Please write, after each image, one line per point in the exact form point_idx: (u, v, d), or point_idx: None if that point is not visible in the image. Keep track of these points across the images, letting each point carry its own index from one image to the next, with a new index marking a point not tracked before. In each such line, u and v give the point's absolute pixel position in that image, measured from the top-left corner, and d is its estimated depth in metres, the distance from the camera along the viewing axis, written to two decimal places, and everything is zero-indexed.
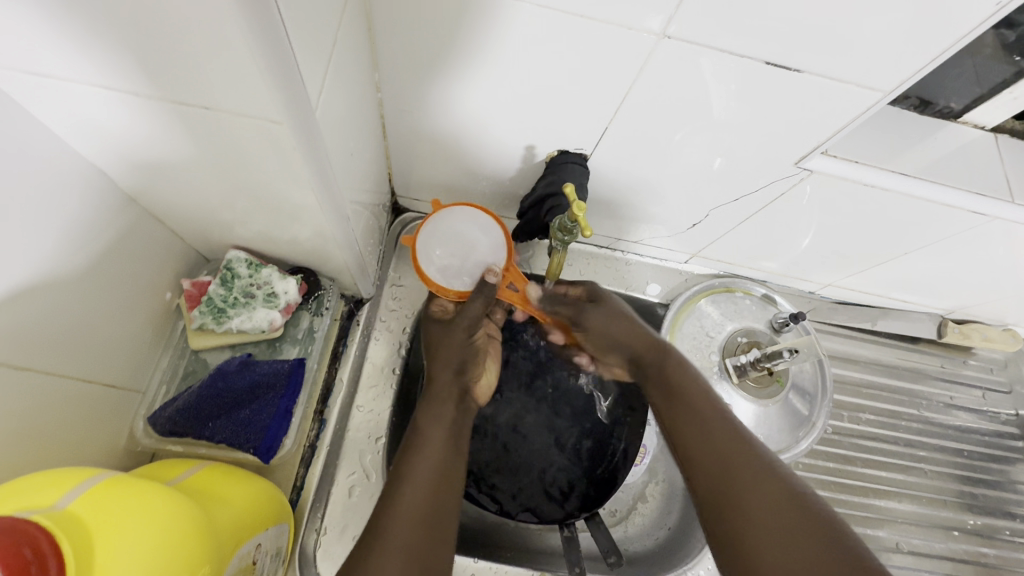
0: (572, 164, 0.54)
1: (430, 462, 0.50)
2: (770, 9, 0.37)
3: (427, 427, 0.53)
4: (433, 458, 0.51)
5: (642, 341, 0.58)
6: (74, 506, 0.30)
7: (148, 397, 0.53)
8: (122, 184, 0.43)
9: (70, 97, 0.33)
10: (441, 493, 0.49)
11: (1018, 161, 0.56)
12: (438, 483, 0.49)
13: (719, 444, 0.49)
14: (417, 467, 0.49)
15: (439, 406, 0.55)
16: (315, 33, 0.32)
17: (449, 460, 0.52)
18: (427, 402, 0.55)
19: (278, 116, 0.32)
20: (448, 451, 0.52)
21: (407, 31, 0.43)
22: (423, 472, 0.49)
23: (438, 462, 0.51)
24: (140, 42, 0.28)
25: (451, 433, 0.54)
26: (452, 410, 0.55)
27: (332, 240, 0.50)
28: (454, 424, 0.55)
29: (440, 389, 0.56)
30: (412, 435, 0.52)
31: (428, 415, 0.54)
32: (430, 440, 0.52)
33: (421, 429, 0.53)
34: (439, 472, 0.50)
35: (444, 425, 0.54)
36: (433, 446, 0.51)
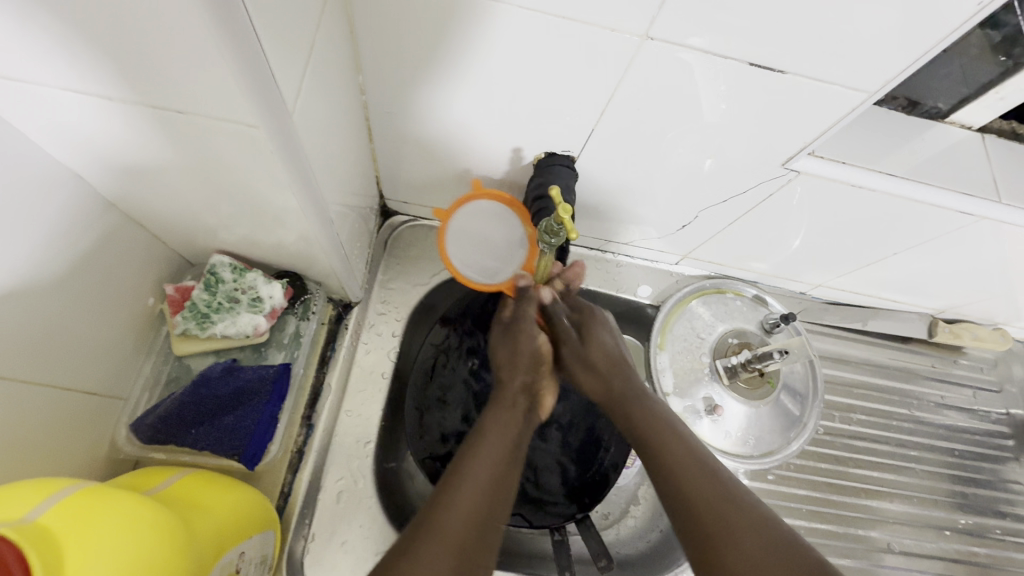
0: (560, 167, 0.54)
1: (491, 461, 0.48)
2: (754, 11, 0.37)
3: (493, 428, 0.51)
4: (499, 459, 0.49)
5: (618, 367, 0.58)
6: (43, 518, 0.29)
7: (131, 404, 0.52)
8: (101, 188, 0.43)
9: (43, 102, 0.33)
10: (500, 496, 0.47)
11: (1005, 161, 0.56)
12: (498, 486, 0.47)
13: (682, 459, 0.49)
14: (473, 466, 0.47)
15: (509, 411, 0.53)
16: (291, 36, 0.32)
17: (512, 464, 0.50)
18: (495, 405, 0.53)
19: (254, 120, 0.32)
20: (512, 459, 0.50)
21: (389, 33, 0.43)
22: (482, 473, 0.47)
23: (499, 464, 0.48)
24: (112, 45, 0.28)
25: (517, 440, 0.52)
26: (520, 417, 0.53)
27: (317, 244, 0.49)
28: (520, 432, 0.52)
29: (508, 395, 0.55)
30: (476, 434, 0.50)
31: (496, 419, 0.52)
32: (494, 444, 0.49)
33: (485, 430, 0.51)
34: (501, 476, 0.48)
35: (508, 432, 0.51)
36: (499, 447, 0.49)
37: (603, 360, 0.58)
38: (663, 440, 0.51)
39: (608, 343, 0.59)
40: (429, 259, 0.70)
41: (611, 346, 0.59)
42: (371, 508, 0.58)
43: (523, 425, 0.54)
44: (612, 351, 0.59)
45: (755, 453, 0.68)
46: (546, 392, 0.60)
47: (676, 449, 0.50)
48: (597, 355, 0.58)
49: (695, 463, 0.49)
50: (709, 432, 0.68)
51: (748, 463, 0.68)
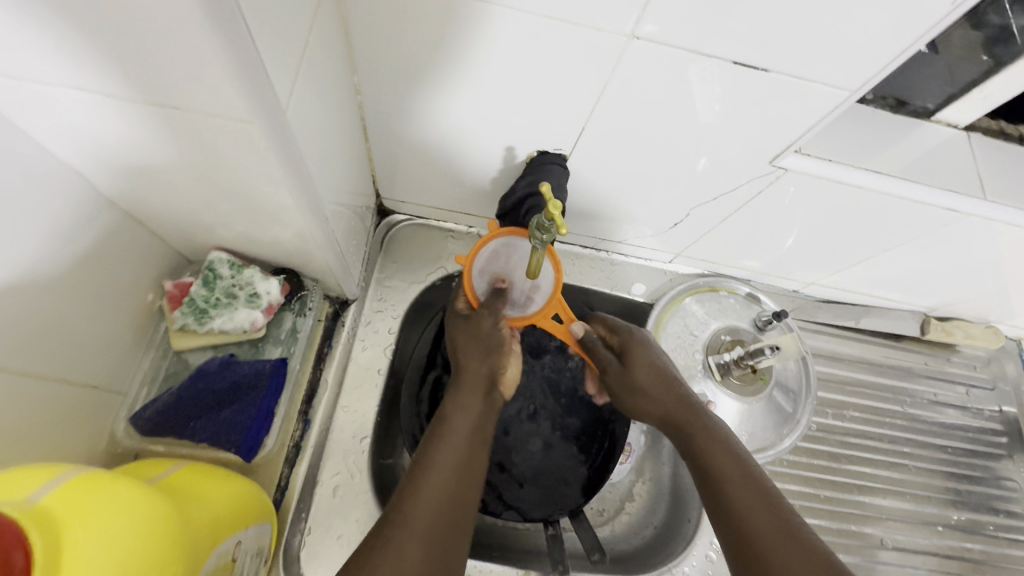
0: (552, 165, 0.55)
1: (452, 451, 0.49)
2: (736, 11, 0.38)
3: (453, 415, 0.52)
4: (457, 445, 0.49)
5: (664, 387, 0.57)
6: (45, 500, 0.30)
7: (130, 398, 0.53)
8: (101, 185, 0.43)
9: (45, 99, 0.34)
10: (462, 480, 0.48)
11: (991, 159, 0.57)
12: (459, 471, 0.48)
13: (735, 478, 0.48)
14: (439, 453, 0.48)
15: (467, 395, 0.53)
16: (285, 36, 0.33)
17: (472, 446, 0.50)
18: (455, 391, 0.54)
19: (249, 116, 0.33)
20: (472, 442, 0.51)
21: (382, 33, 0.44)
22: (444, 460, 0.48)
23: (464, 448, 0.50)
24: (112, 43, 0.29)
25: (477, 424, 0.52)
26: (479, 400, 0.54)
27: (313, 241, 0.50)
28: (481, 415, 0.53)
29: (468, 380, 0.55)
30: (437, 423, 0.52)
31: (457, 406, 0.53)
32: (456, 430, 0.51)
33: (446, 419, 0.52)
34: (463, 462, 0.49)
35: (469, 416, 0.52)
36: (457, 433, 0.50)
37: (647, 382, 0.58)
38: (711, 459, 0.50)
39: (647, 361, 0.59)
40: (425, 258, 0.71)
41: (650, 364, 0.58)
42: (367, 502, 0.59)
43: (484, 407, 0.54)
44: (653, 369, 0.58)
45: (748, 449, 0.69)
46: (509, 366, 0.59)
47: (725, 467, 0.49)
48: (642, 378, 0.57)
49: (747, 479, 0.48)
50: None
51: None
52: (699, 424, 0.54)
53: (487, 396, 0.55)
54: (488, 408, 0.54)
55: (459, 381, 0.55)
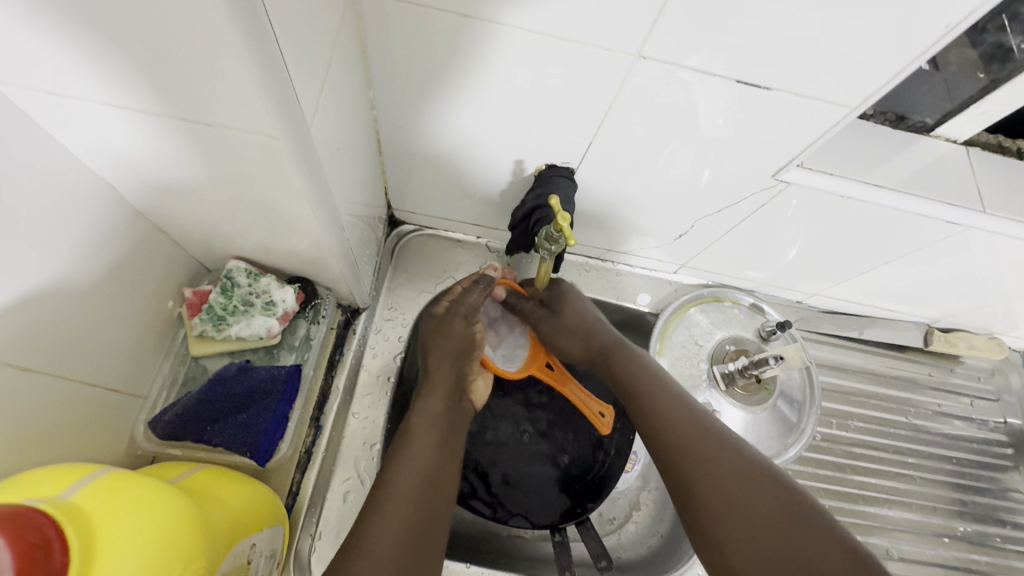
0: (559, 178, 0.56)
1: (415, 466, 0.48)
2: (740, 28, 0.39)
3: (418, 428, 0.52)
4: (422, 458, 0.49)
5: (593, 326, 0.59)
6: (76, 497, 0.31)
7: (149, 402, 0.55)
8: (130, 197, 0.45)
9: (85, 115, 0.36)
10: (427, 498, 0.47)
11: (990, 173, 0.58)
12: (421, 490, 0.47)
13: (683, 425, 0.49)
14: (401, 469, 0.48)
15: (434, 410, 0.54)
16: (309, 55, 0.35)
17: (437, 464, 0.50)
18: (421, 399, 0.54)
19: (276, 132, 0.35)
20: (438, 456, 0.50)
21: (400, 54, 0.46)
22: (408, 476, 0.48)
23: (429, 462, 0.49)
24: (152, 63, 0.31)
25: (443, 437, 0.52)
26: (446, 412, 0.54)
27: (328, 250, 0.52)
28: (446, 422, 0.53)
29: (433, 389, 0.55)
30: (400, 438, 0.51)
31: (420, 417, 0.53)
32: (420, 442, 0.50)
33: (410, 433, 0.51)
34: (428, 479, 0.48)
35: (434, 424, 0.52)
36: (421, 451, 0.50)
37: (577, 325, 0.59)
38: (660, 407, 0.51)
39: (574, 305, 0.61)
40: (435, 267, 0.73)
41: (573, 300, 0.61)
42: None
43: (451, 421, 0.54)
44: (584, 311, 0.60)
45: None
46: (479, 377, 0.61)
47: (678, 419, 0.49)
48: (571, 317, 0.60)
49: (699, 434, 0.48)
50: None
51: None
52: (642, 371, 0.54)
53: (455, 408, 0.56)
54: (454, 421, 0.55)
55: (427, 395, 0.55)
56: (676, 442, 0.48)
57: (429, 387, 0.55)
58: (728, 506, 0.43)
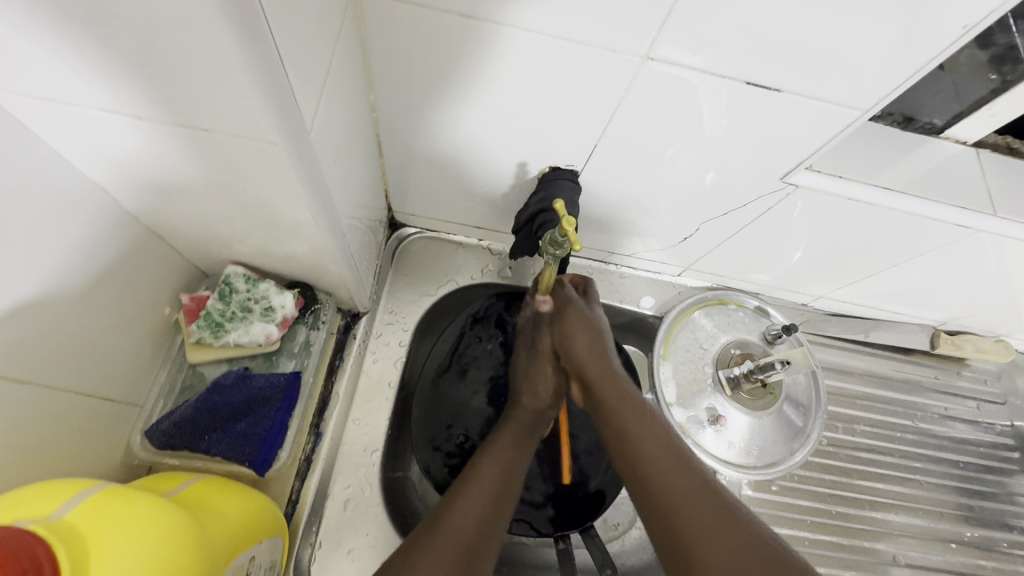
0: (563, 181, 0.55)
1: (492, 479, 0.49)
2: (751, 27, 0.38)
3: (498, 444, 0.52)
4: (501, 476, 0.49)
5: (601, 374, 0.54)
6: (70, 516, 0.30)
7: (146, 411, 0.54)
8: (124, 203, 0.44)
9: (78, 120, 0.35)
10: (498, 510, 0.47)
11: (1000, 175, 0.57)
12: (495, 500, 0.48)
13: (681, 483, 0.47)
14: (479, 478, 0.49)
15: (515, 436, 0.53)
16: (309, 59, 0.34)
17: (511, 484, 0.50)
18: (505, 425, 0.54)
19: (274, 137, 0.33)
20: (514, 476, 0.50)
21: (401, 55, 0.45)
22: (485, 485, 0.48)
23: (504, 480, 0.49)
24: (147, 66, 0.30)
25: (517, 461, 0.52)
26: (523, 437, 0.54)
27: (328, 255, 0.51)
28: (525, 452, 0.53)
29: (515, 420, 0.55)
30: (478, 454, 0.52)
31: (503, 438, 0.53)
32: (498, 460, 0.51)
33: (491, 448, 0.52)
34: (500, 494, 0.48)
35: (513, 447, 0.52)
36: (497, 467, 0.50)
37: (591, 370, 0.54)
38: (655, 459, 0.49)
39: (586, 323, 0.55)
40: (436, 270, 0.72)
41: (597, 339, 0.55)
42: (377, 516, 0.59)
43: (527, 450, 0.54)
44: (592, 345, 0.55)
45: (759, 464, 0.68)
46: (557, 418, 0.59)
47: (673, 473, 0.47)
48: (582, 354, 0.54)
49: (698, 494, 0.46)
50: (713, 443, 0.68)
51: (753, 474, 0.67)
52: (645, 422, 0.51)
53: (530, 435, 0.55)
54: (529, 450, 0.54)
55: (508, 422, 0.55)
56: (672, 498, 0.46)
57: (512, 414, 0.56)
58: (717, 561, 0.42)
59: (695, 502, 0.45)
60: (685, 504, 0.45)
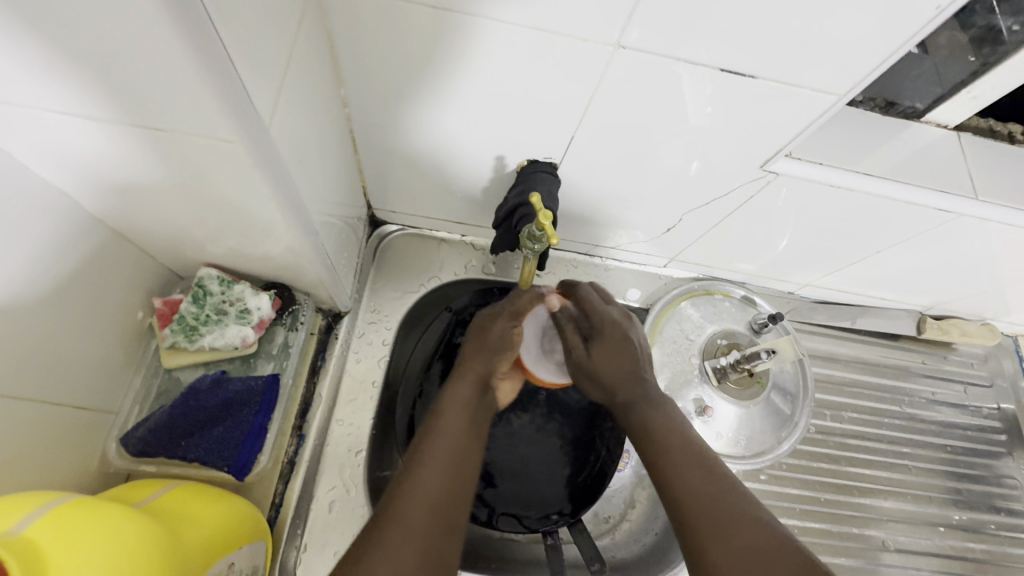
0: (540, 174, 0.54)
1: (447, 448, 0.47)
2: (722, 11, 0.37)
3: (448, 408, 0.51)
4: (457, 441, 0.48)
5: (627, 380, 0.54)
6: (30, 531, 0.29)
7: (121, 418, 0.53)
8: (89, 207, 0.43)
9: (26, 122, 0.34)
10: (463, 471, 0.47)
11: (981, 158, 0.57)
12: (454, 469, 0.47)
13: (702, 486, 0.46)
14: (435, 450, 0.47)
15: (469, 395, 0.52)
16: (265, 53, 0.32)
17: (472, 445, 0.49)
18: (452, 385, 0.52)
19: (232, 136, 0.33)
20: (468, 440, 0.49)
21: (368, 48, 0.44)
22: (440, 455, 0.47)
23: (458, 446, 0.48)
24: (92, 65, 0.29)
25: (472, 424, 0.51)
26: (474, 395, 0.52)
27: (303, 254, 0.50)
28: (476, 410, 0.52)
29: (466, 373, 0.53)
30: (431, 420, 0.50)
31: (452, 401, 0.51)
32: (450, 425, 0.49)
33: (441, 414, 0.50)
34: (458, 462, 0.47)
35: (465, 410, 0.51)
36: (454, 431, 0.49)
37: (614, 374, 0.54)
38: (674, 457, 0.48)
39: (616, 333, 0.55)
40: (418, 267, 0.71)
41: (620, 344, 0.55)
42: (363, 517, 0.58)
43: (483, 407, 0.53)
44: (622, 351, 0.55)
45: (746, 453, 0.68)
46: (511, 378, 0.56)
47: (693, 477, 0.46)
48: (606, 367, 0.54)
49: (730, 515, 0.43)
50: (701, 433, 0.68)
51: (741, 463, 0.68)
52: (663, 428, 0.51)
53: (484, 391, 0.53)
54: (484, 407, 0.53)
55: (460, 379, 0.53)
56: (706, 522, 0.43)
57: (462, 370, 0.54)
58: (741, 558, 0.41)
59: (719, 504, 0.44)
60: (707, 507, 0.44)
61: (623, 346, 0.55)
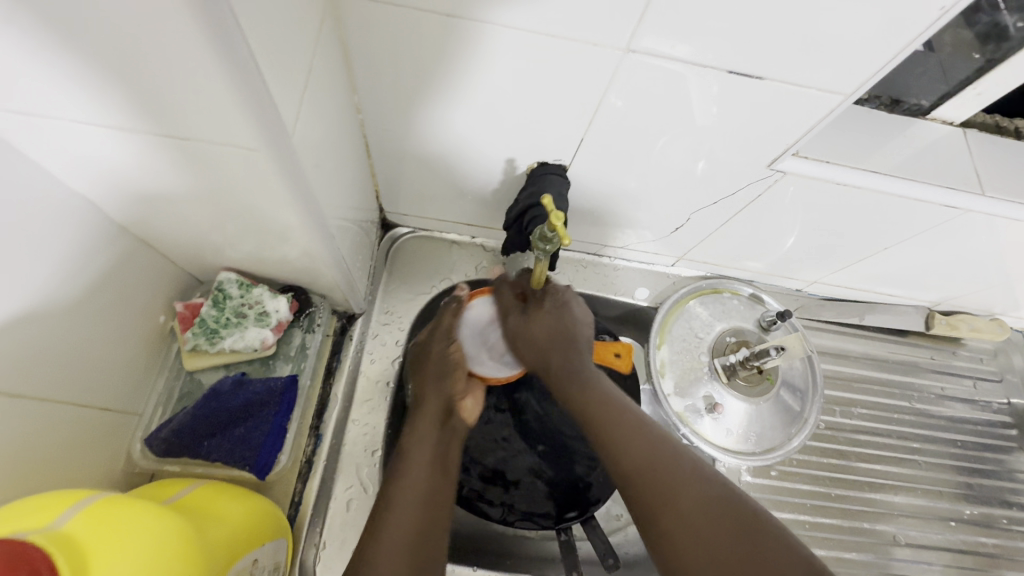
0: (551, 176, 0.55)
1: (414, 485, 0.48)
2: (731, 13, 0.38)
3: (411, 447, 0.52)
4: (424, 477, 0.49)
5: (556, 353, 0.55)
6: (69, 525, 0.31)
7: (145, 419, 0.54)
8: (114, 215, 0.45)
9: (58, 133, 0.35)
10: (432, 506, 0.48)
11: (988, 154, 0.57)
12: (424, 503, 0.48)
13: (655, 460, 0.47)
14: (400, 488, 0.48)
15: (432, 429, 0.54)
16: (287, 63, 0.33)
17: (438, 478, 0.50)
18: (413, 425, 0.54)
19: (255, 143, 0.34)
20: (437, 473, 0.50)
21: (382, 56, 0.45)
22: (407, 494, 0.48)
23: (426, 482, 0.49)
24: (124, 79, 0.30)
25: (438, 456, 0.52)
26: (436, 430, 0.54)
27: (320, 258, 0.51)
28: (441, 443, 0.53)
29: (425, 411, 0.55)
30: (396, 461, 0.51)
31: (414, 439, 0.53)
32: (415, 461, 0.51)
33: (404, 453, 0.51)
34: (427, 498, 0.48)
35: (428, 446, 0.52)
36: (419, 466, 0.50)
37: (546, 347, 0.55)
38: (619, 429, 0.50)
39: (551, 313, 0.57)
40: (429, 269, 0.72)
41: (546, 323, 0.56)
42: None
43: (447, 438, 0.54)
44: (556, 324, 0.56)
45: (757, 450, 0.69)
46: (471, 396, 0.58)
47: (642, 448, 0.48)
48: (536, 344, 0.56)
49: (676, 478, 0.45)
50: (711, 431, 0.69)
51: (752, 460, 0.68)
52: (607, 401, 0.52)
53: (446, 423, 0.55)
54: (451, 436, 0.54)
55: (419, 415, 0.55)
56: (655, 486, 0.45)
57: (422, 408, 0.55)
58: (684, 522, 0.43)
59: (666, 467, 0.46)
60: (651, 468, 0.46)
61: (554, 323, 0.56)
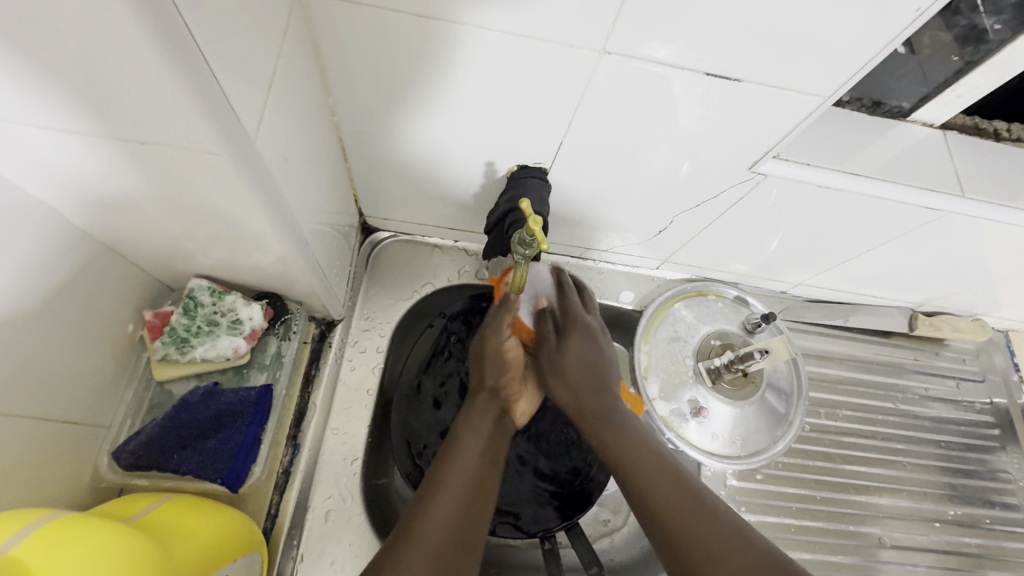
0: (533, 179, 0.55)
1: (464, 468, 0.46)
2: (707, 14, 0.37)
3: (465, 432, 0.49)
4: (477, 463, 0.47)
5: (595, 386, 0.53)
6: (16, 550, 0.29)
7: (113, 432, 0.52)
8: (77, 221, 0.43)
9: (10, 138, 0.33)
10: (479, 496, 0.45)
11: (966, 156, 0.58)
12: (474, 487, 0.45)
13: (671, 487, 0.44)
14: (451, 469, 0.45)
15: (487, 420, 0.51)
16: (249, 65, 0.32)
17: (487, 467, 0.47)
18: (468, 416, 0.51)
19: (217, 147, 0.32)
20: (488, 462, 0.48)
21: (355, 57, 0.44)
22: (458, 477, 0.45)
23: (477, 469, 0.46)
24: (75, 82, 0.29)
25: (490, 445, 0.49)
26: (490, 423, 0.51)
27: (294, 265, 0.50)
28: (492, 436, 0.50)
29: (478, 407, 0.52)
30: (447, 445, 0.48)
31: (468, 427, 0.50)
32: (468, 448, 0.48)
33: (457, 436, 0.49)
34: (475, 483, 0.45)
35: (480, 435, 0.49)
36: (471, 451, 0.47)
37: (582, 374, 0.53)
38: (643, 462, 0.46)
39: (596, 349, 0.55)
40: (410, 274, 0.71)
41: (592, 358, 0.54)
42: (359, 526, 0.58)
43: (498, 437, 0.51)
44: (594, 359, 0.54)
45: (742, 453, 0.69)
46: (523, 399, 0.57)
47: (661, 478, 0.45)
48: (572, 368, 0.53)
49: (695, 507, 0.43)
50: (696, 435, 0.68)
51: (737, 464, 0.68)
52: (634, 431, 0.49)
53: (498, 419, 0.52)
54: (501, 433, 0.52)
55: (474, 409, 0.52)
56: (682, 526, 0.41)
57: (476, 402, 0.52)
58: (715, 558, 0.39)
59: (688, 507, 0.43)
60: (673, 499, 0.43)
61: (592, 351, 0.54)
